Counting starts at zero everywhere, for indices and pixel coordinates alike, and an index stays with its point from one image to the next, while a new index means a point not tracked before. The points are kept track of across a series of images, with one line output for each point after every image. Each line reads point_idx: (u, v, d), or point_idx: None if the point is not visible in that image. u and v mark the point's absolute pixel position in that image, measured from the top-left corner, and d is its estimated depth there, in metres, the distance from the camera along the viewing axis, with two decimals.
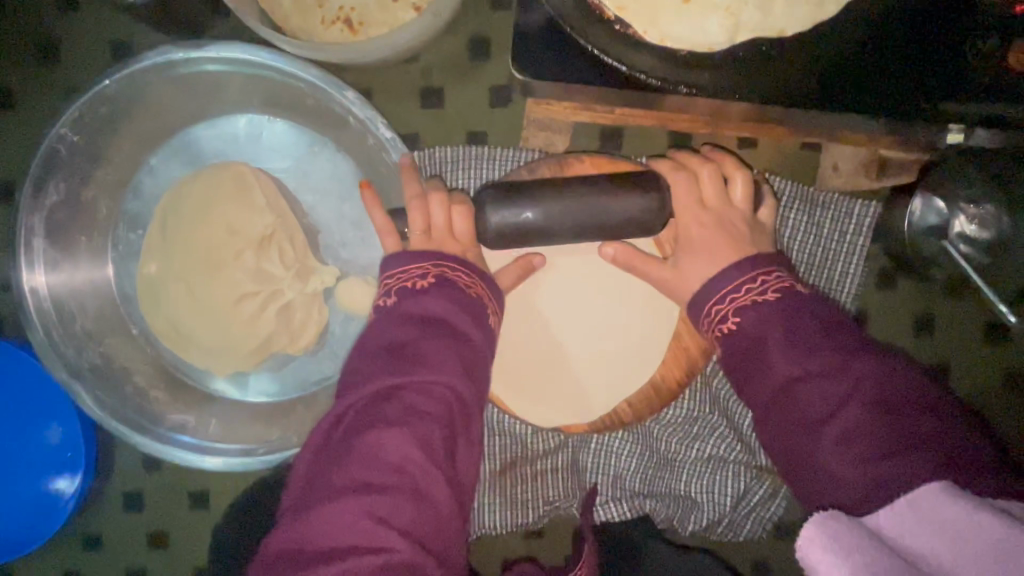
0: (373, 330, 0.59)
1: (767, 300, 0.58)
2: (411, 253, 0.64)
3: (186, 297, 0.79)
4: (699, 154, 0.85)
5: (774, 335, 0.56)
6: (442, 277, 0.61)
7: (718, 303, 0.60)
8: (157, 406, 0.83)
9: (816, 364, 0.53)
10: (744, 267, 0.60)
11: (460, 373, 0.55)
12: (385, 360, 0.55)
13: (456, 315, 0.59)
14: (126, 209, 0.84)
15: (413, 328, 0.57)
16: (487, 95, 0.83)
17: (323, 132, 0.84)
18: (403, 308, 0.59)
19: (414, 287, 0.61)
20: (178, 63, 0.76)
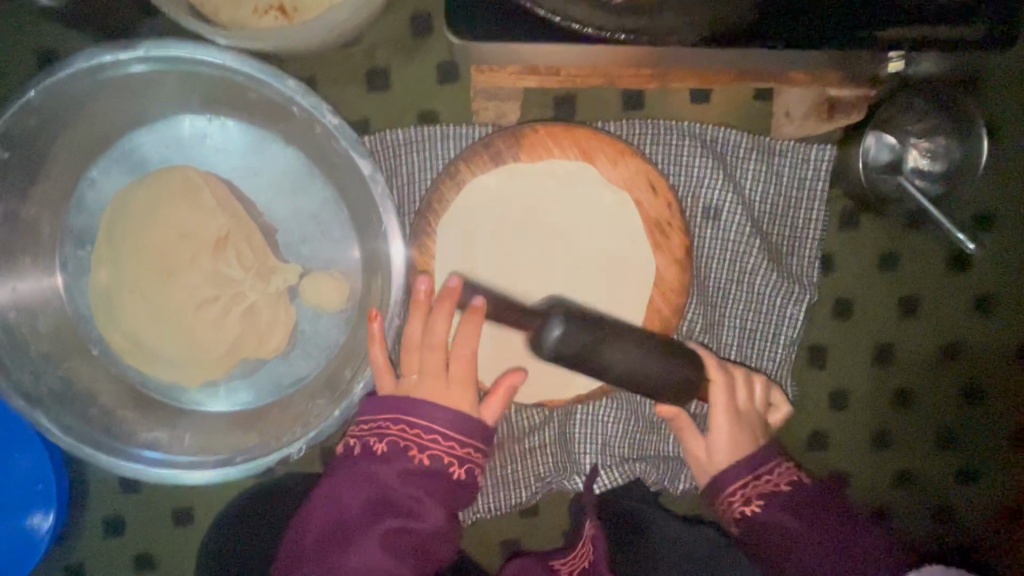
0: (349, 472, 0.66)
1: (779, 493, 0.69)
2: (384, 404, 0.68)
3: (142, 309, 0.76)
4: (654, 114, 0.84)
5: (795, 528, 0.66)
6: (417, 447, 0.65)
7: (736, 492, 0.71)
8: (126, 425, 0.81)
9: (815, 530, 0.66)
10: (757, 462, 0.72)
11: (405, 560, 0.63)
12: (367, 511, 0.64)
13: (415, 499, 0.64)
14: (72, 225, 0.81)
15: (394, 484, 0.64)
16: (435, 72, 0.82)
17: (269, 126, 0.81)
18: (382, 493, 0.64)
19: (404, 451, 0.65)
20: (106, 67, 0.73)
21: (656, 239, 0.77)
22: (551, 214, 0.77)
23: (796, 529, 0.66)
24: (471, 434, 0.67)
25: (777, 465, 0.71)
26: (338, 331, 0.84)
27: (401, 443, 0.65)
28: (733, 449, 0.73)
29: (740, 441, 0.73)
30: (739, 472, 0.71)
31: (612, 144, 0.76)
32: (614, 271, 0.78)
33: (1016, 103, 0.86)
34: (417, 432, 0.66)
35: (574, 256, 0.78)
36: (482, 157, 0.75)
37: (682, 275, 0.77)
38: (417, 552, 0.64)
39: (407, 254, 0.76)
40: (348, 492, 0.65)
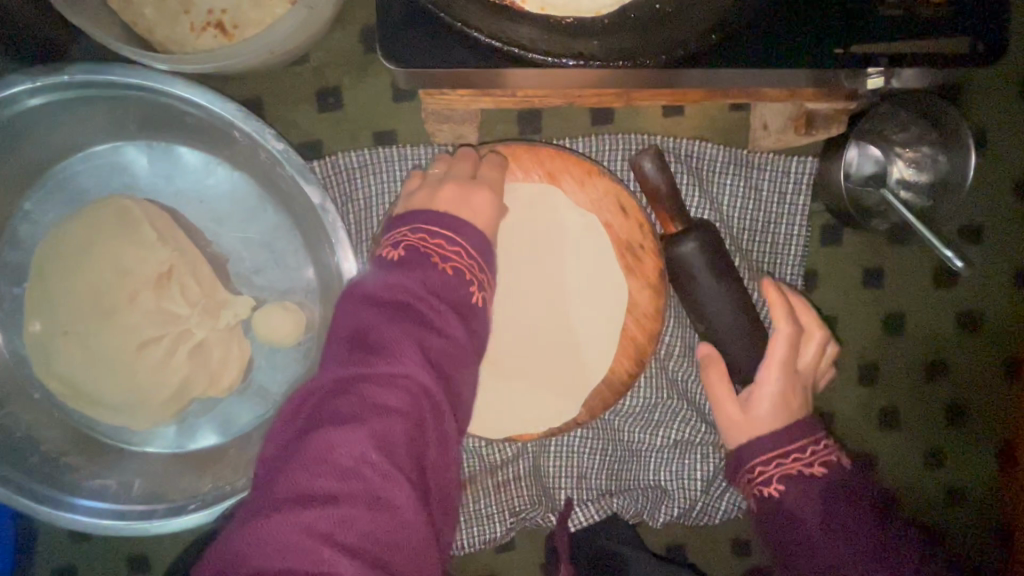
0: (366, 281, 0.57)
1: (808, 473, 0.64)
2: (419, 217, 0.62)
3: (81, 351, 0.71)
4: (625, 128, 0.80)
5: (811, 515, 0.63)
6: (442, 257, 0.59)
7: (757, 468, 0.66)
8: (72, 473, 0.76)
9: (837, 516, 0.62)
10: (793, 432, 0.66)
11: (424, 363, 0.51)
12: (383, 309, 0.54)
13: (438, 312, 0.55)
14: (5, 262, 0.75)
15: (412, 287, 0.55)
16: (390, 90, 0.77)
17: (213, 151, 0.76)
18: (386, 287, 0.56)
19: (426, 258, 0.58)
20: (30, 93, 0.68)
21: (628, 262, 0.73)
22: (525, 259, 0.73)
23: (813, 512, 0.63)
24: (489, 267, 0.62)
25: (813, 444, 0.65)
26: (296, 365, 0.79)
27: (422, 248, 0.59)
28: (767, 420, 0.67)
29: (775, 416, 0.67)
30: (767, 443, 0.66)
31: (578, 164, 0.71)
32: (586, 317, 0.73)
33: (1001, 108, 0.82)
34: (452, 249, 0.60)
35: (547, 304, 0.74)
36: None
37: (658, 301, 0.72)
38: (439, 370, 0.52)
39: None
40: (380, 293, 0.55)
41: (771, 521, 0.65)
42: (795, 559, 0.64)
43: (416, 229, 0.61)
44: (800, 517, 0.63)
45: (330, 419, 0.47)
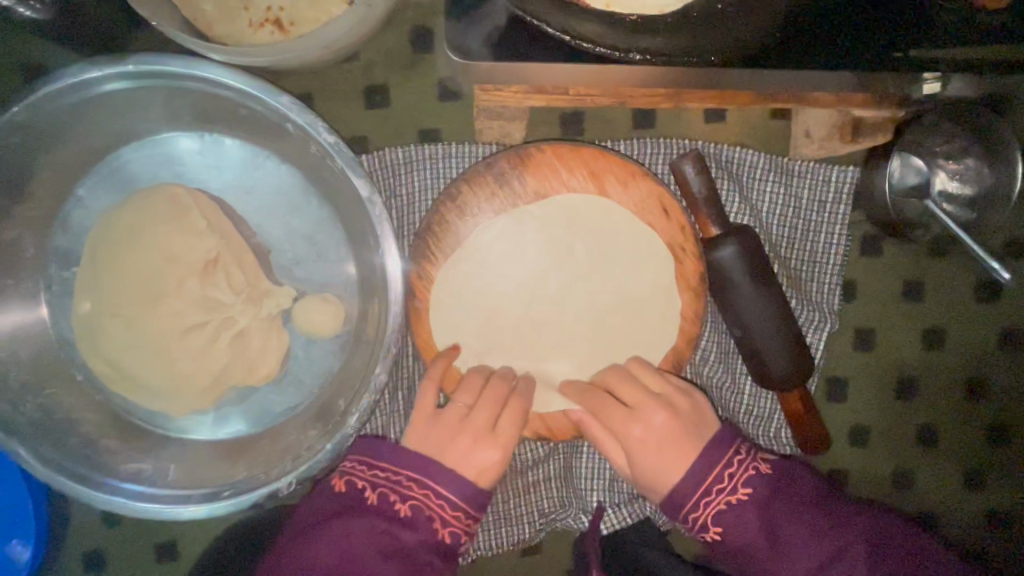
0: (349, 525, 0.65)
1: (738, 499, 0.66)
2: (398, 451, 0.69)
3: (126, 335, 0.72)
4: (667, 133, 0.81)
5: (759, 535, 0.65)
6: (418, 504, 0.66)
7: (713, 491, 0.67)
8: (109, 456, 0.77)
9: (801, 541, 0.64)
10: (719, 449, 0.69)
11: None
12: (371, 543, 0.64)
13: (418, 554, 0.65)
14: (57, 245, 0.77)
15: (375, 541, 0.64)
16: (437, 89, 0.78)
17: (262, 144, 0.78)
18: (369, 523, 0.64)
19: (394, 504, 0.65)
20: (92, 82, 0.70)
21: (668, 264, 0.73)
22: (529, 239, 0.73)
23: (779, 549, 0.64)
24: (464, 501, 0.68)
25: (727, 465, 0.68)
26: (333, 358, 0.80)
27: (426, 511, 0.66)
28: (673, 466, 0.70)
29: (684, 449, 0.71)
30: (705, 476, 0.68)
31: (622, 165, 0.72)
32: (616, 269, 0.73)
33: None
34: (419, 489, 0.67)
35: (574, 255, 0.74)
36: (485, 179, 0.72)
37: (698, 303, 0.73)
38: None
39: (407, 276, 0.73)
40: (416, 505, 0.66)
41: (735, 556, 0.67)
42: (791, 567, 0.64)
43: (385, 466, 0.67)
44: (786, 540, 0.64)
45: None
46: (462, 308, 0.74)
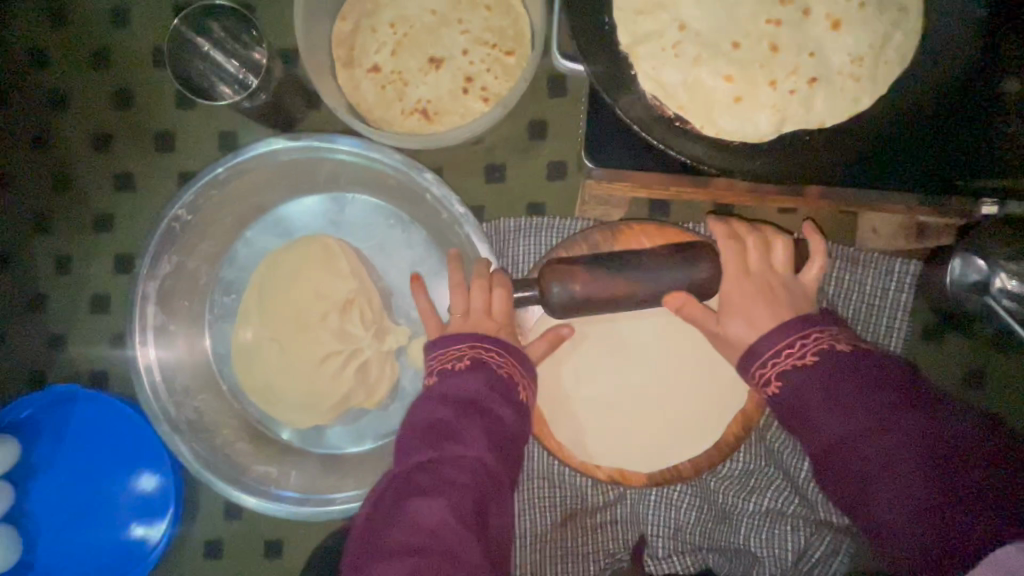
0: (413, 414, 0.65)
1: (811, 367, 0.60)
2: (458, 335, 0.72)
3: (277, 356, 0.87)
4: (743, 218, 0.92)
5: (816, 395, 0.58)
6: (474, 353, 0.69)
7: (765, 367, 0.62)
8: (243, 458, 0.91)
9: (868, 382, 0.58)
10: (813, 324, 0.62)
11: (496, 453, 0.62)
12: (433, 443, 0.62)
13: (489, 399, 0.65)
14: (223, 276, 0.94)
15: (446, 408, 0.64)
16: (546, 170, 0.93)
17: (397, 206, 0.93)
18: (443, 388, 0.66)
19: (453, 365, 0.68)
20: (277, 151, 0.87)
21: None
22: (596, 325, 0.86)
23: (820, 401, 0.58)
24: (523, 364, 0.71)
25: (803, 335, 0.61)
26: None
27: (495, 361, 0.68)
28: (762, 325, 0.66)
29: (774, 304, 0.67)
30: (783, 338, 0.62)
31: (704, 247, 0.83)
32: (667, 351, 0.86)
33: None
34: (479, 345, 0.70)
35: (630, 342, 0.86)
36: (583, 250, 0.84)
37: None
38: (509, 444, 0.64)
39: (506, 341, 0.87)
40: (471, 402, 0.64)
41: (790, 412, 0.61)
42: (833, 429, 0.57)
43: (441, 352, 0.71)
44: (813, 396, 0.58)
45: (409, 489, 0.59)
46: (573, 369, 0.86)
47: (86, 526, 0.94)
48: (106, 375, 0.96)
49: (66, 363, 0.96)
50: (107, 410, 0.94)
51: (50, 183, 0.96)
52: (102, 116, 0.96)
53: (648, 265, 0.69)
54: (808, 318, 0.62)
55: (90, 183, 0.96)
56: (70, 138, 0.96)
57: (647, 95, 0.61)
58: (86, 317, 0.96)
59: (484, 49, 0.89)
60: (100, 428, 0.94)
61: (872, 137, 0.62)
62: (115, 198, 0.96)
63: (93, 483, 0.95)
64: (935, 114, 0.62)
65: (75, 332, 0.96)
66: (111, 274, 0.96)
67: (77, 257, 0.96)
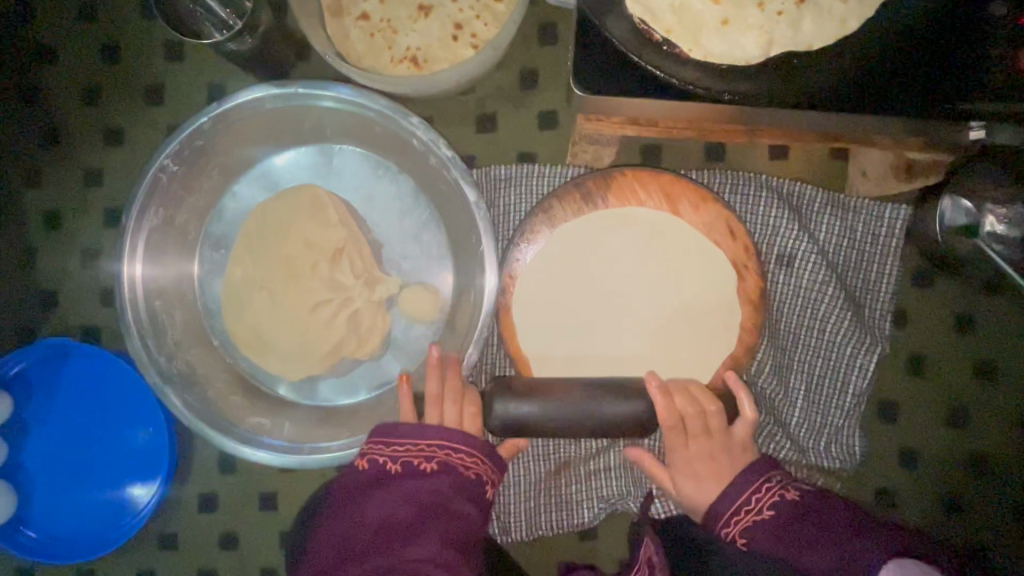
0: (366, 507, 0.69)
1: (764, 518, 0.72)
2: (412, 434, 0.74)
3: (267, 306, 0.87)
4: (735, 166, 0.92)
5: (777, 547, 0.69)
6: (445, 462, 0.73)
7: (737, 511, 0.74)
8: (236, 410, 0.91)
9: (813, 542, 0.68)
10: (756, 475, 0.75)
11: (443, 548, 0.66)
12: (376, 537, 0.67)
13: (452, 498, 0.70)
14: (210, 232, 0.95)
15: (406, 509, 0.68)
16: (537, 120, 0.93)
17: (386, 157, 0.93)
18: (405, 489, 0.70)
19: (417, 467, 0.72)
20: (263, 100, 0.86)
21: (733, 278, 0.84)
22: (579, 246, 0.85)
23: (791, 551, 0.69)
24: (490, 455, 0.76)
25: (756, 490, 0.74)
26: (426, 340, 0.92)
27: (455, 460, 0.73)
28: (697, 488, 0.80)
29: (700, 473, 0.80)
30: (740, 494, 0.74)
31: (695, 190, 0.83)
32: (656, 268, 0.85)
33: None
34: (441, 451, 0.73)
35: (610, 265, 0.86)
36: (573, 196, 0.84)
37: (756, 313, 0.83)
38: (468, 546, 0.69)
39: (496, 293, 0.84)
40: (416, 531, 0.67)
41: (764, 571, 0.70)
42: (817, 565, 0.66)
43: (399, 452, 0.73)
44: (778, 546, 0.69)
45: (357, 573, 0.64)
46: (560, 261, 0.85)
47: (81, 481, 0.94)
48: (97, 330, 0.96)
49: (57, 319, 0.96)
50: (98, 364, 0.93)
51: (39, 140, 0.95)
52: (90, 70, 0.95)
53: (606, 400, 0.76)
54: (752, 469, 0.76)
55: (78, 138, 0.95)
56: (58, 93, 0.95)
57: (635, 20, 0.60)
58: (77, 272, 0.96)
59: None
60: (93, 383, 0.94)
61: (862, 58, 0.62)
62: (104, 153, 0.95)
63: (86, 439, 0.95)
64: (924, 38, 0.62)
65: (66, 287, 0.96)
66: (101, 229, 0.96)
67: (68, 214, 0.96)
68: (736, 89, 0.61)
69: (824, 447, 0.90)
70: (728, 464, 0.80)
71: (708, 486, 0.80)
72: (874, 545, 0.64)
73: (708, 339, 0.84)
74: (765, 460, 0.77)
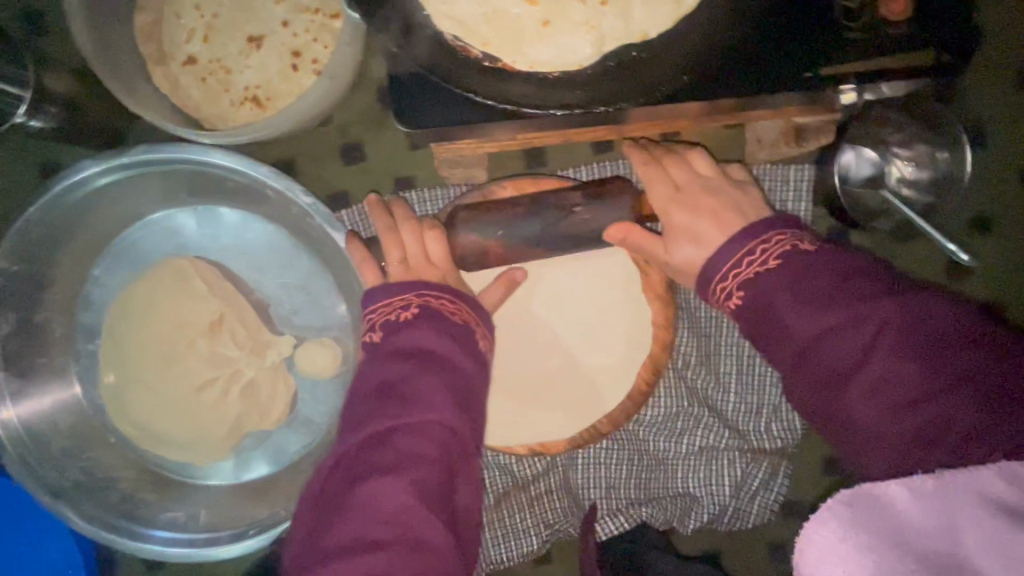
0: (362, 374, 0.56)
1: (768, 270, 0.54)
2: (394, 286, 0.63)
3: (150, 398, 0.80)
4: (625, 153, 0.86)
5: (782, 297, 0.52)
6: (423, 306, 0.60)
7: (727, 275, 0.57)
8: (146, 508, 0.84)
9: (823, 300, 0.50)
10: (756, 235, 0.57)
11: (452, 407, 0.52)
12: (370, 406, 0.53)
13: (440, 345, 0.56)
14: (82, 322, 0.85)
15: (400, 363, 0.54)
16: (408, 139, 0.85)
17: (250, 209, 0.85)
18: (394, 344, 0.56)
19: (397, 319, 0.59)
20: (93, 177, 0.78)
21: (634, 278, 0.79)
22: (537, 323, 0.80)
23: (823, 403, 0.50)
24: (474, 302, 0.64)
25: (761, 241, 0.56)
26: (335, 396, 0.86)
27: (428, 303, 0.60)
28: (701, 247, 0.62)
29: (721, 223, 0.62)
30: (731, 253, 0.57)
31: (580, 191, 0.77)
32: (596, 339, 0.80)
33: (993, 106, 0.85)
34: (416, 303, 0.60)
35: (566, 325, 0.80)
36: (454, 220, 0.77)
37: (667, 310, 0.78)
38: (470, 400, 0.54)
39: None
40: (387, 376, 0.54)
41: (752, 322, 0.55)
42: (834, 356, 0.48)
43: (376, 309, 0.63)
44: (774, 294, 0.52)
45: (370, 469, 0.49)
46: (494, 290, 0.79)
47: None
48: None
49: None
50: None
51: None
52: None
53: (591, 244, 0.69)
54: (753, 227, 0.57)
55: None
56: None
57: (448, 37, 0.54)
58: None
59: (307, 16, 0.80)
60: None
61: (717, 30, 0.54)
62: None
63: None
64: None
65: None
66: None
67: None
68: (568, 97, 0.53)
69: (769, 427, 0.86)
70: (733, 213, 0.63)
71: (686, 246, 0.63)
72: (949, 424, 0.43)
73: (630, 348, 0.80)
74: (787, 222, 0.57)
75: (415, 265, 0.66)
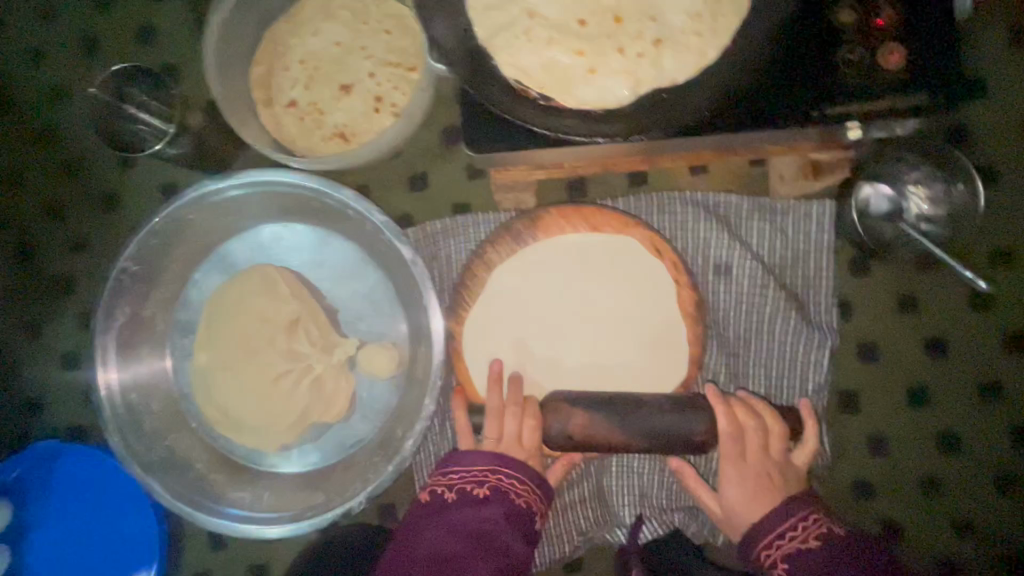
0: (422, 536, 0.71)
1: (810, 547, 0.70)
2: (475, 453, 0.78)
3: (234, 384, 0.92)
4: (658, 187, 0.96)
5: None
6: (496, 487, 0.75)
7: (771, 545, 0.72)
8: (218, 487, 0.94)
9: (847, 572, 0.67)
10: (794, 511, 0.73)
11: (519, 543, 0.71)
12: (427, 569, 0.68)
13: (505, 524, 0.72)
14: (178, 319, 0.98)
15: (457, 542, 0.69)
16: (466, 171, 0.98)
17: (331, 227, 0.98)
18: (461, 522, 0.71)
19: (473, 494, 0.74)
20: (205, 195, 0.93)
21: (667, 296, 0.86)
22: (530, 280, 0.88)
23: None
24: (544, 492, 0.79)
25: (801, 519, 0.72)
26: (391, 395, 0.96)
27: (504, 488, 0.76)
28: (742, 497, 0.78)
29: (756, 488, 0.78)
30: (774, 523, 0.73)
31: (618, 218, 0.86)
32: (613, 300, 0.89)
33: (1003, 150, 0.92)
34: (493, 478, 0.76)
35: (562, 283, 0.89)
36: (505, 240, 0.86)
37: (697, 326, 0.85)
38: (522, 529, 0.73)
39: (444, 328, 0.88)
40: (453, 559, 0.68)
41: None
42: None
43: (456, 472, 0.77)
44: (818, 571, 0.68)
45: None
46: (517, 288, 0.89)
47: None
48: (82, 429, 1.01)
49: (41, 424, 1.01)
50: (87, 461, 0.96)
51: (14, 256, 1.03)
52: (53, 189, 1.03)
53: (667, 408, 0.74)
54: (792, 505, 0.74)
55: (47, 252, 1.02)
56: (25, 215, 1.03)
57: (511, 82, 0.67)
58: (58, 377, 1.01)
59: (389, 69, 0.95)
60: (80, 480, 0.96)
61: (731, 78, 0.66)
62: (71, 262, 1.02)
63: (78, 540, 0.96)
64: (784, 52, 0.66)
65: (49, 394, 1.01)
66: (77, 333, 1.02)
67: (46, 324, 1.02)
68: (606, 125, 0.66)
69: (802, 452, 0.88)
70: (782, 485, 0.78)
71: (732, 487, 0.79)
72: None
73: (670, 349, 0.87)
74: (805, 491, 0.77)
75: (507, 444, 0.79)
